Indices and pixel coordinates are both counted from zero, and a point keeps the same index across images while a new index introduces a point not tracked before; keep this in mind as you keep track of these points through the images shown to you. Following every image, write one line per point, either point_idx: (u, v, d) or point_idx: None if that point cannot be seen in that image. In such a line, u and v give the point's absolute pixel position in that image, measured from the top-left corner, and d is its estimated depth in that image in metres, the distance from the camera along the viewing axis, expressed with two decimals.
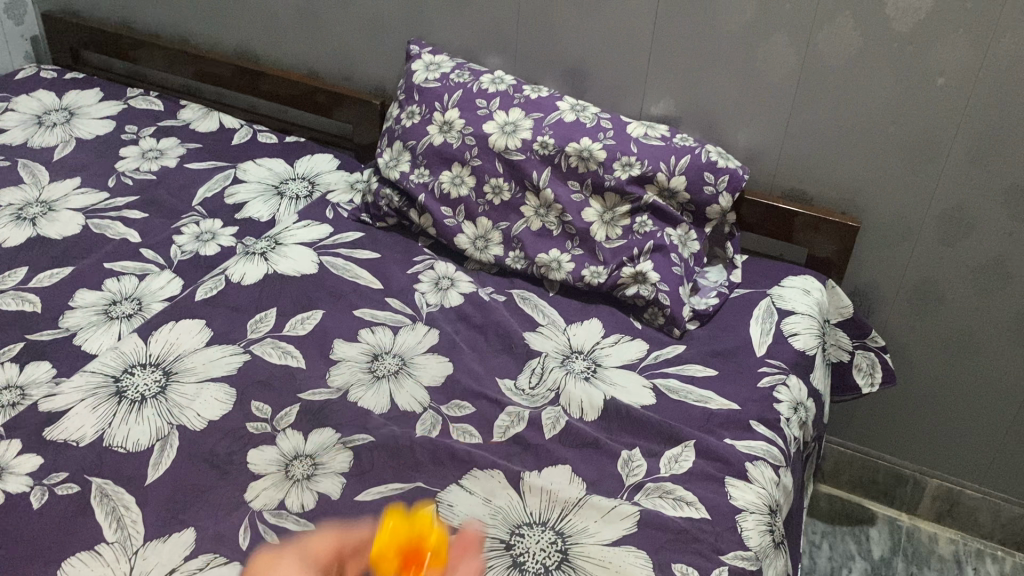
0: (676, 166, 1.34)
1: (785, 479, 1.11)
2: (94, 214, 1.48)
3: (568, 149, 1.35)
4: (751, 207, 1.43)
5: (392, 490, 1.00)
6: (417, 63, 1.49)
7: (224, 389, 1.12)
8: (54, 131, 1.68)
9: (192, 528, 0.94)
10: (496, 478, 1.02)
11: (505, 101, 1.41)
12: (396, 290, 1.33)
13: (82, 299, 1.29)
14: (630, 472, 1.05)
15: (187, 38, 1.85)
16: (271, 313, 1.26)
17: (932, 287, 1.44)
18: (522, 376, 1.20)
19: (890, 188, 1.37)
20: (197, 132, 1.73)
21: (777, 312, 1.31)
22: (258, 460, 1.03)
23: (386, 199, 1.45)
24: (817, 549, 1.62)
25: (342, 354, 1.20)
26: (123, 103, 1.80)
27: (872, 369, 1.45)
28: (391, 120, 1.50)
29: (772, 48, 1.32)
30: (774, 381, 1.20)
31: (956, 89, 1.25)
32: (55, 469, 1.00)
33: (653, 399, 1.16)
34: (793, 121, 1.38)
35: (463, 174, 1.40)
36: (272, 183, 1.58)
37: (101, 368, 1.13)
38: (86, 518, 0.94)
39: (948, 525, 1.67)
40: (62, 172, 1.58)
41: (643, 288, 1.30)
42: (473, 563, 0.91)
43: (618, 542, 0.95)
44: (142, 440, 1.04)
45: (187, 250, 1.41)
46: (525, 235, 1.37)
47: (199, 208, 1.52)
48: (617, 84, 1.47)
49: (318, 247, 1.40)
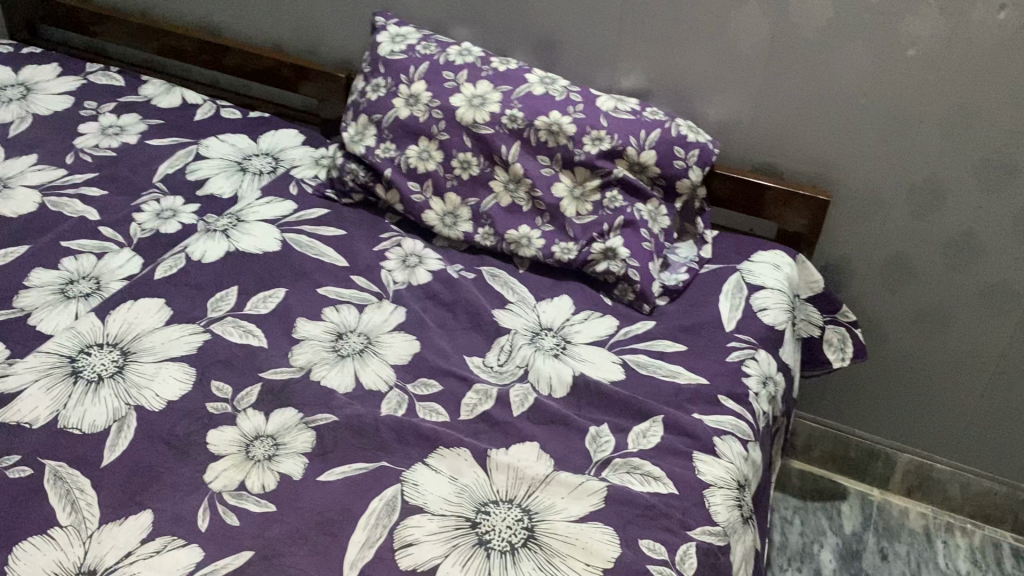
0: (646, 140, 1.32)
1: (753, 454, 1.11)
2: (52, 192, 1.44)
3: (538, 123, 1.33)
4: (723, 181, 1.41)
5: (355, 470, 0.98)
6: (382, 35, 1.45)
7: (184, 368, 1.09)
8: (10, 107, 1.63)
9: (149, 510, 0.92)
10: (462, 456, 1.00)
11: (472, 74, 1.38)
12: (362, 267, 1.31)
13: (38, 278, 1.25)
14: (598, 448, 1.03)
15: (148, 11, 1.81)
16: (232, 292, 1.23)
17: (903, 261, 1.43)
18: (490, 353, 1.18)
19: (861, 160, 1.36)
20: (158, 108, 1.68)
21: (747, 287, 1.30)
22: (219, 441, 1.00)
23: (351, 174, 1.42)
24: (789, 525, 1.62)
25: (305, 332, 1.18)
26: (82, 78, 1.74)
27: (842, 344, 1.45)
28: (355, 94, 1.46)
29: (744, 18, 1.30)
30: (744, 356, 1.19)
31: (927, 60, 1.23)
32: (8, 452, 0.97)
33: (622, 374, 1.15)
34: (765, 93, 1.36)
35: (431, 149, 1.37)
36: (234, 159, 1.55)
37: (56, 349, 1.10)
38: (39, 501, 0.92)
39: (919, 499, 1.67)
40: (18, 149, 1.54)
41: (613, 265, 1.28)
42: (437, 542, 0.89)
43: (585, 518, 0.94)
44: (98, 421, 1.01)
45: (148, 228, 1.37)
46: (495, 211, 1.35)
47: (160, 185, 1.48)
48: (587, 56, 1.45)
49: (281, 224, 1.37)
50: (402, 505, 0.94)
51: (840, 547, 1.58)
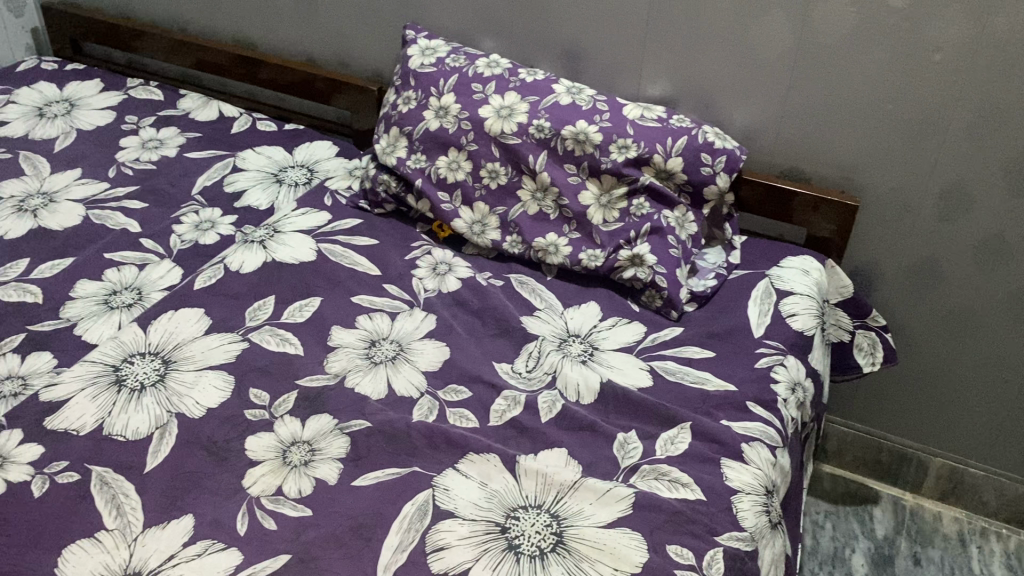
0: (672, 147, 1.33)
1: (781, 460, 1.11)
2: (95, 205, 1.49)
3: (564, 132, 1.35)
4: (751, 187, 1.42)
5: (389, 475, 1.01)
6: (412, 48, 1.48)
7: (223, 376, 1.13)
8: (55, 123, 1.69)
9: (190, 515, 0.95)
10: (492, 462, 1.02)
11: (501, 85, 1.41)
12: (394, 276, 1.34)
13: (83, 289, 1.30)
14: (625, 454, 1.05)
15: (185, 27, 1.85)
16: (269, 301, 1.26)
17: (933, 264, 1.43)
18: (519, 359, 1.20)
19: (888, 164, 1.36)
20: (196, 121, 1.73)
21: (776, 293, 1.31)
22: (256, 447, 1.04)
23: (383, 185, 1.45)
24: (819, 528, 1.62)
25: (340, 340, 1.21)
26: (123, 93, 1.80)
27: (873, 348, 1.44)
28: (387, 106, 1.49)
29: (768, 25, 1.31)
30: (772, 362, 1.20)
31: (954, 64, 1.23)
32: (56, 458, 1.01)
33: (650, 381, 1.16)
34: (789, 100, 1.37)
35: (460, 159, 1.40)
36: (271, 171, 1.59)
37: (101, 358, 1.14)
38: (86, 506, 0.95)
39: (952, 503, 1.66)
40: (63, 164, 1.59)
41: (640, 271, 1.29)
42: (468, 546, 0.92)
43: (613, 524, 0.95)
44: (142, 428, 1.05)
45: (187, 239, 1.41)
46: (522, 219, 1.37)
47: (199, 196, 1.52)
48: (613, 65, 1.46)
49: (316, 234, 1.40)
50: (434, 509, 0.96)
51: (873, 551, 1.58)
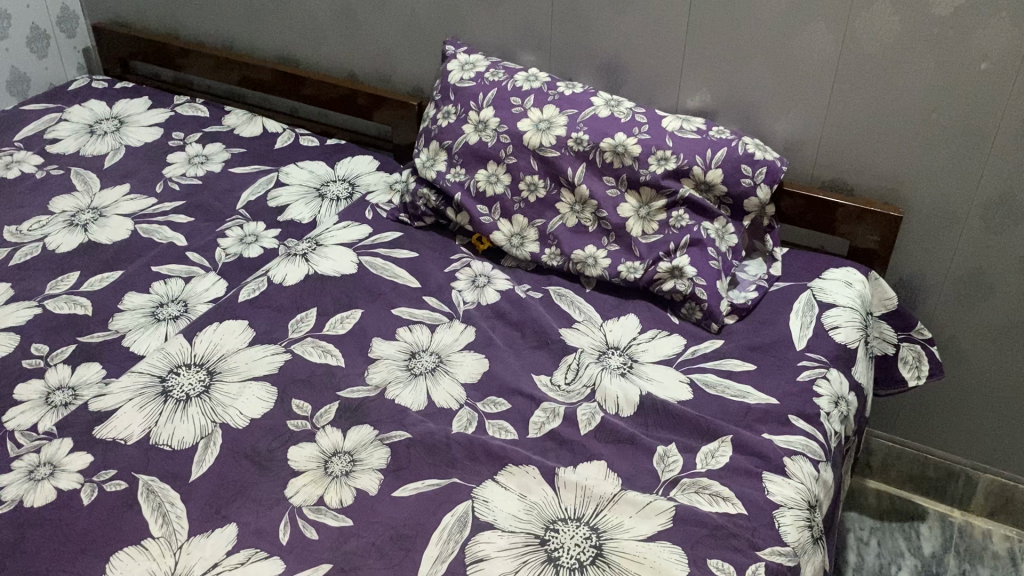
0: (712, 159, 1.32)
1: (824, 474, 1.10)
2: (143, 219, 1.52)
3: (603, 145, 1.35)
4: (792, 199, 1.41)
5: (428, 486, 1.01)
6: (452, 63, 1.50)
7: (266, 388, 1.14)
8: (105, 139, 1.74)
9: (233, 524, 0.97)
10: (531, 474, 1.02)
11: (540, 98, 1.41)
12: (433, 288, 1.35)
13: (131, 302, 1.33)
14: (665, 467, 1.04)
15: (231, 45, 1.89)
16: (311, 314, 1.28)
17: (981, 275, 1.40)
18: (558, 371, 1.19)
19: (933, 175, 1.34)
20: (241, 137, 1.76)
21: (818, 305, 1.29)
22: (298, 457, 1.05)
23: (423, 199, 1.47)
24: (864, 545, 1.59)
25: (380, 352, 1.22)
26: (170, 110, 1.84)
27: (918, 362, 1.41)
28: (427, 120, 1.51)
29: (809, 35, 1.30)
30: (815, 375, 1.19)
31: (1000, 73, 1.22)
32: (105, 466, 1.03)
33: (689, 394, 1.15)
34: (831, 111, 1.35)
35: (499, 172, 1.41)
36: (313, 185, 1.61)
37: (148, 368, 1.16)
38: (134, 513, 0.97)
39: (1003, 521, 1.62)
40: (112, 179, 1.63)
41: (679, 283, 1.28)
42: (507, 558, 0.92)
43: (653, 537, 0.95)
44: (187, 438, 1.07)
45: (231, 252, 1.44)
46: (561, 232, 1.37)
47: (243, 211, 1.55)
48: (653, 77, 1.46)
49: (357, 247, 1.42)
50: (473, 521, 0.97)
51: (919, 569, 1.55)
